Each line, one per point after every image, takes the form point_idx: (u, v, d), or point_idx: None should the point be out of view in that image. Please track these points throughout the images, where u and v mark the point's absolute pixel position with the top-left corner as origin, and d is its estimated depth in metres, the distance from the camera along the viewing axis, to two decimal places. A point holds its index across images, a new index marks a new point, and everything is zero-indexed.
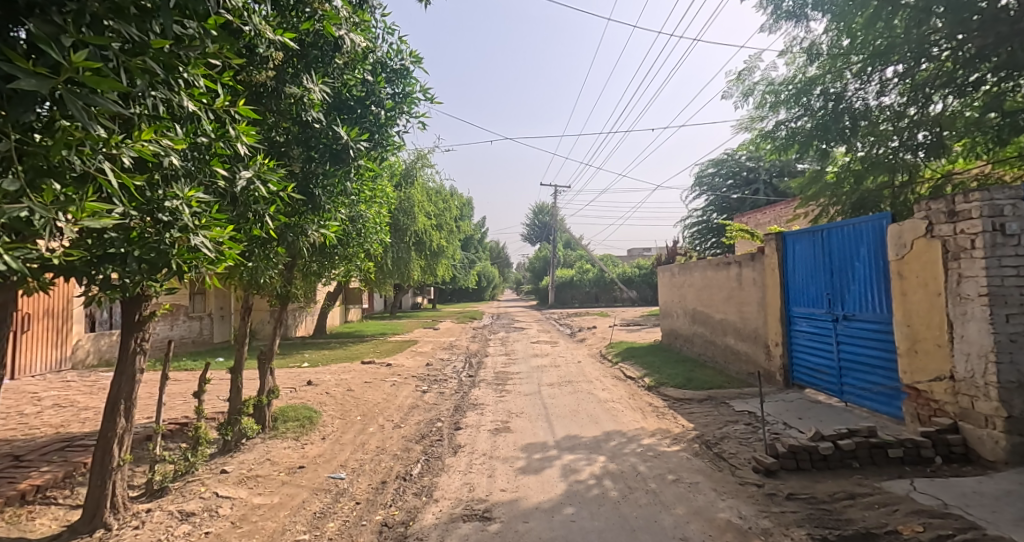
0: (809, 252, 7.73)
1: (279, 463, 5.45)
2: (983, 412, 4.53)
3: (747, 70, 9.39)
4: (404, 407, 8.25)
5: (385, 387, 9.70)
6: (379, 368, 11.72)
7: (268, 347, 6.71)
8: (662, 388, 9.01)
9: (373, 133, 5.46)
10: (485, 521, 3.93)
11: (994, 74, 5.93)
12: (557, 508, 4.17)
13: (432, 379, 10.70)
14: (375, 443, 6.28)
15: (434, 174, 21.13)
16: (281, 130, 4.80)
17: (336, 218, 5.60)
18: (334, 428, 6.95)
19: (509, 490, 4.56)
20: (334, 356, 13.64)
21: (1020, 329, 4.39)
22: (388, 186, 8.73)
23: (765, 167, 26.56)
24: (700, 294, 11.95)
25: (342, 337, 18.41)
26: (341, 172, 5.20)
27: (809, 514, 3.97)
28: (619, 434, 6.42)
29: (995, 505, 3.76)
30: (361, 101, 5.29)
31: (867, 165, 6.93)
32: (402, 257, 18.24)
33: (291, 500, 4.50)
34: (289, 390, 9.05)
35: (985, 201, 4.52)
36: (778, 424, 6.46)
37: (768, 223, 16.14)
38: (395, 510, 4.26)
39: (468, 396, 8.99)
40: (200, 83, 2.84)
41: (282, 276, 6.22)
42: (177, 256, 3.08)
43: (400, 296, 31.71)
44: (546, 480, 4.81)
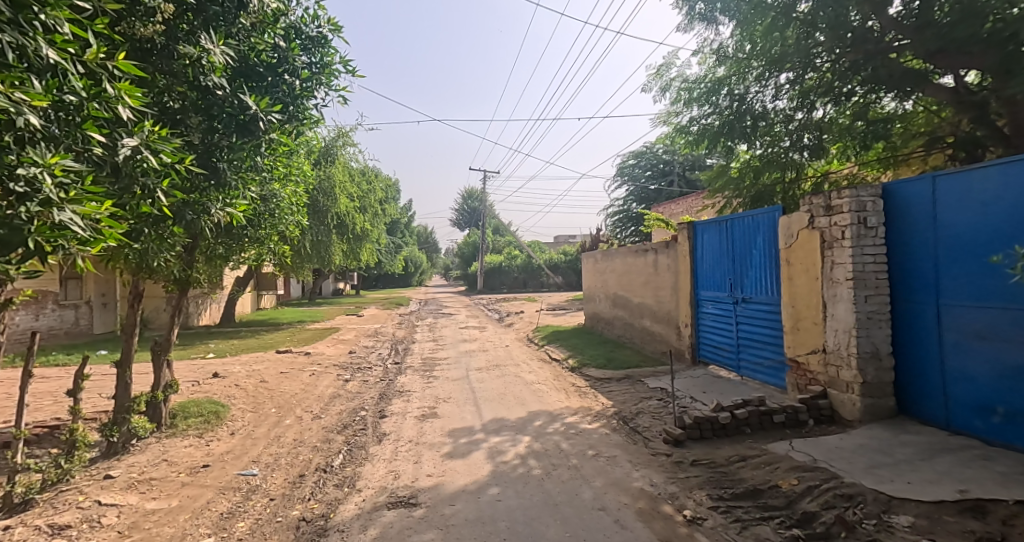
0: (714, 240, 8.48)
1: (178, 463, 5.23)
2: (846, 380, 5.28)
3: (665, 65, 10.03)
4: (324, 397, 8.16)
5: (303, 377, 9.50)
6: (297, 358, 11.41)
7: (164, 338, 6.33)
8: (584, 369, 9.58)
9: (287, 105, 5.29)
10: (410, 507, 4.10)
11: (862, 87, 6.79)
12: (482, 489, 4.43)
13: (355, 367, 10.61)
14: (292, 436, 6.21)
15: (356, 154, 20.49)
16: (175, 95, 4.50)
17: (245, 195, 5.39)
18: (244, 422, 6.76)
19: (435, 475, 4.76)
20: (244, 346, 13.07)
21: (875, 307, 5.15)
22: (305, 165, 8.42)
23: (679, 160, 28.26)
24: (620, 278, 12.66)
25: (251, 326, 17.57)
26: (249, 146, 4.97)
27: (708, 478, 4.52)
28: (543, 414, 6.81)
29: (852, 457, 4.47)
30: (272, 68, 5.14)
31: (764, 162, 7.79)
32: (323, 241, 17.65)
33: (194, 501, 4.39)
34: (192, 383, 8.61)
35: (853, 197, 5.22)
36: (685, 398, 7.15)
37: (680, 213, 17.32)
38: (314, 504, 4.32)
39: (393, 384, 9.04)
40: (66, 32, 2.74)
41: (181, 260, 5.85)
42: (36, 232, 2.67)
43: (318, 282, 30.57)
44: (473, 463, 5.07)
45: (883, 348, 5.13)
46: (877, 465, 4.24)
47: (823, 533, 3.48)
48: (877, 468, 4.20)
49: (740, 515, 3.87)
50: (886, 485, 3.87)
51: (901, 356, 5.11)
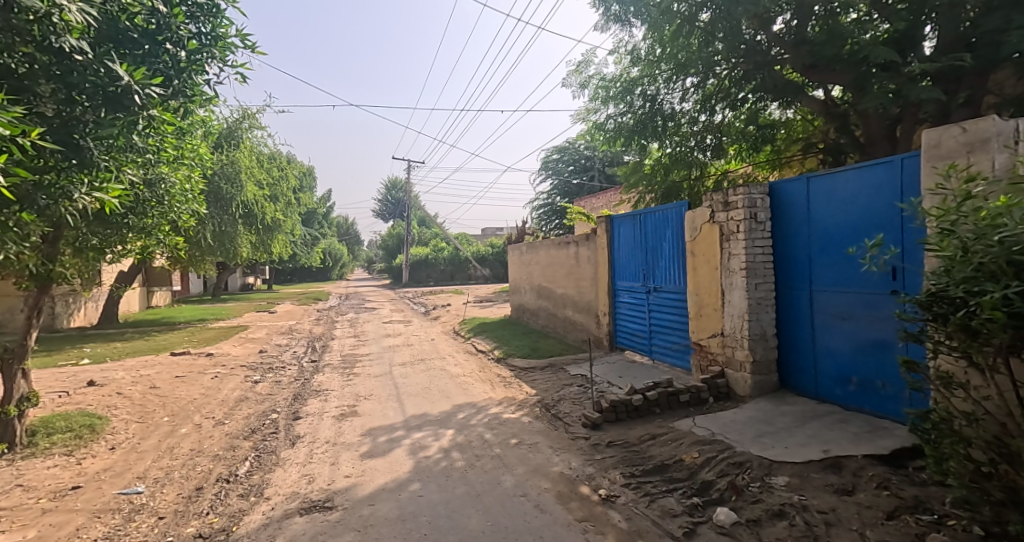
0: (630, 233, 8.96)
1: (40, 487, 4.73)
2: (740, 359, 5.84)
3: (584, 62, 10.40)
4: (229, 401, 7.76)
5: (204, 381, 8.96)
6: (197, 360, 10.69)
7: (19, 345, 5.70)
8: (509, 359, 9.84)
9: (169, 78, 4.77)
10: (324, 511, 4.04)
11: (752, 95, 7.44)
12: (402, 486, 4.46)
13: (267, 367, 10.16)
14: (188, 446, 5.88)
15: (265, 139, 19.38)
16: (17, 56, 3.74)
17: (121, 178, 4.79)
18: (127, 434, 6.26)
19: (353, 476, 4.72)
20: (131, 350, 11.98)
21: (764, 294, 5.76)
22: (202, 147, 7.80)
23: (599, 157, 29.38)
24: (544, 270, 13.04)
25: (140, 326, 16.11)
26: (123, 122, 4.33)
27: (621, 458, 4.87)
28: (467, 407, 6.94)
29: (743, 428, 4.99)
30: (150, 35, 4.57)
31: (673, 160, 8.41)
32: (227, 232, 16.48)
33: (60, 529, 3.97)
34: (59, 395, 7.78)
35: (746, 195, 5.77)
36: (603, 383, 7.58)
37: (600, 208, 18.08)
38: (213, 517, 4.12)
39: (310, 383, 8.77)
40: None
41: (41, 252, 5.36)
42: None
43: (222, 278, 28.57)
44: (394, 460, 5.09)
45: (769, 331, 5.75)
46: (763, 434, 4.78)
47: (717, 499, 3.87)
48: (763, 436, 4.73)
49: (649, 489, 4.22)
50: (769, 451, 4.37)
51: (783, 336, 5.74)
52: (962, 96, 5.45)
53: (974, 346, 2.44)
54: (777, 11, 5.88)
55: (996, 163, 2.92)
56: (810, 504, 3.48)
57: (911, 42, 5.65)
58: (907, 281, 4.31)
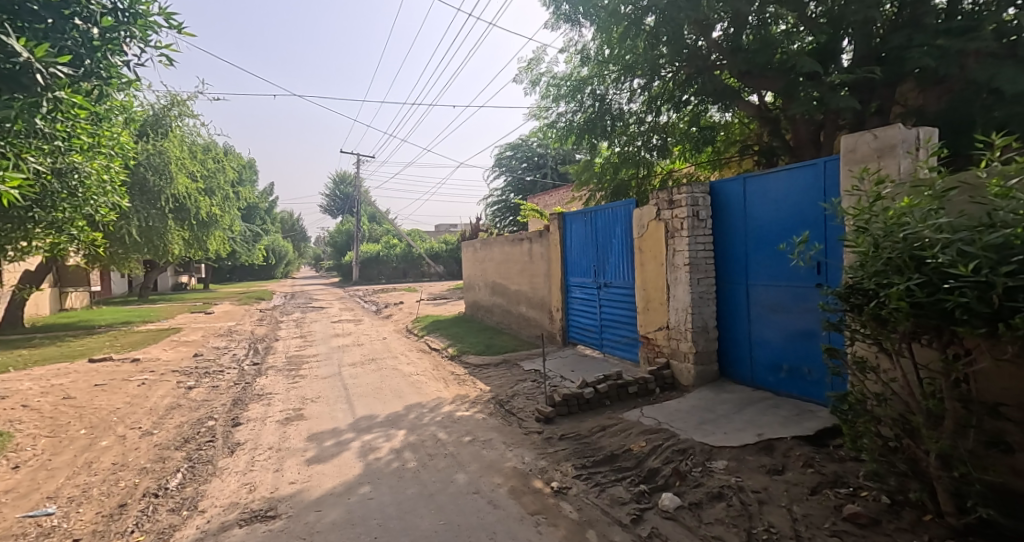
0: (581, 230, 9.17)
1: None
2: (684, 351, 6.11)
3: (535, 60, 10.52)
4: (158, 410, 7.37)
5: (128, 389, 8.44)
6: (120, 367, 10.05)
7: None
8: (463, 357, 9.86)
9: (78, 56, 4.48)
10: (267, 521, 3.95)
11: (694, 98, 7.78)
12: (351, 489, 4.43)
13: (203, 372, 9.71)
14: (109, 460, 5.52)
15: (197, 128, 18.42)
16: None
17: (23, 166, 4.58)
18: (36, 451, 5.83)
19: (299, 482, 4.64)
20: (41, 357, 11.06)
21: (706, 288, 6.05)
22: (120, 133, 7.36)
23: (552, 154, 29.90)
24: (498, 267, 13.12)
25: (54, 332, 14.95)
26: (25, 105, 4.04)
27: (573, 450, 5.01)
28: (419, 406, 6.93)
29: (687, 416, 5.25)
30: (54, 7, 4.23)
31: (621, 159, 8.68)
32: (155, 227, 15.52)
33: None
34: None
35: (688, 193, 6.03)
36: (556, 377, 7.75)
37: (553, 205, 18.32)
38: (141, 535, 3.92)
39: (251, 387, 8.48)
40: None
41: None
42: None
43: (150, 277, 26.90)
44: (342, 464, 5.03)
45: (710, 323, 6.05)
46: (705, 421, 5.04)
47: (662, 485, 4.06)
48: (705, 423, 4.99)
49: (599, 479, 4.38)
50: (710, 437, 4.62)
51: (723, 328, 6.05)
52: (874, 105, 5.93)
53: (886, 334, 2.68)
54: (716, 18, 6.19)
55: (901, 168, 3.21)
56: (745, 484, 3.72)
57: (831, 55, 6.02)
58: (830, 274, 4.64)
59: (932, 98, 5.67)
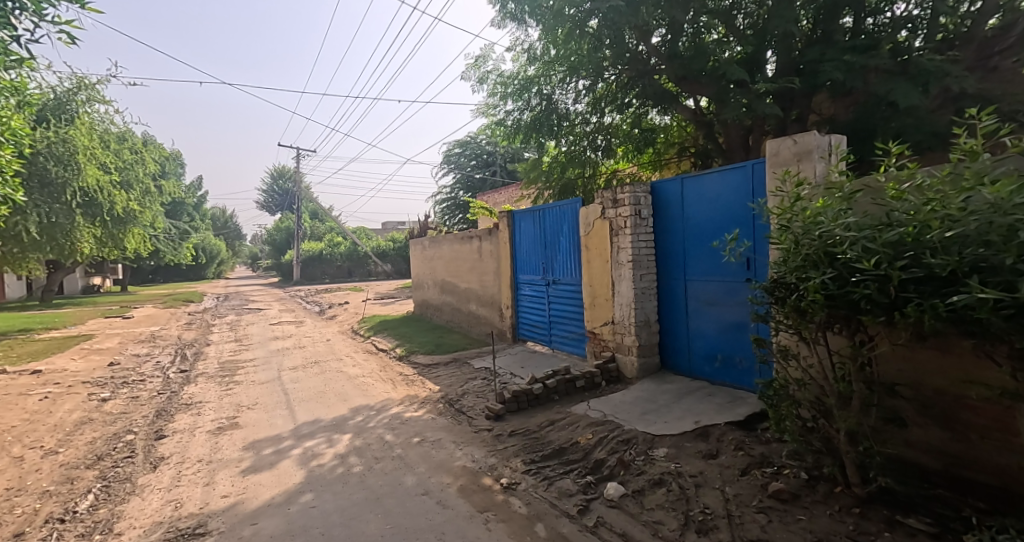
0: (529, 228, 9.29)
1: None
2: (628, 345, 6.34)
3: (483, 57, 10.56)
4: (68, 425, 6.82)
5: (28, 405, 7.72)
6: (19, 380, 9.19)
7: None
8: (412, 357, 9.78)
9: None
10: (197, 538, 3.78)
11: (636, 100, 8.04)
12: (292, 499, 4.31)
13: (122, 382, 9.08)
14: (4, 485, 4.99)
15: (106, 115, 17.08)
16: None
17: None
18: None
19: (232, 495, 4.45)
20: None
21: (647, 283, 6.30)
22: (15, 119, 6.75)
23: (500, 153, 29.69)
24: (447, 265, 13.08)
25: None
26: None
27: (523, 446, 5.11)
28: (366, 409, 6.82)
29: (631, 407, 5.46)
30: None
31: (568, 159, 8.96)
32: (60, 223, 14.40)
33: None
34: None
35: (631, 193, 6.25)
36: (506, 374, 7.84)
37: (503, 203, 18.39)
38: None
39: (179, 397, 8.02)
40: None
41: None
42: None
43: (54, 278, 24.72)
44: (282, 472, 4.87)
45: (652, 317, 6.31)
46: (648, 411, 5.26)
47: (607, 475, 4.23)
48: (648, 413, 5.21)
49: (547, 473, 4.49)
50: (652, 426, 4.83)
51: (664, 322, 6.31)
52: (794, 113, 6.38)
53: (804, 324, 2.91)
54: (655, 25, 6.45)
55: (817, 171, 3.51)
56: (684, 470, 3.93)
57: (756, 65, 6.47)
58: (758, 270, 4.97)
59: (841, 109, 6.15)
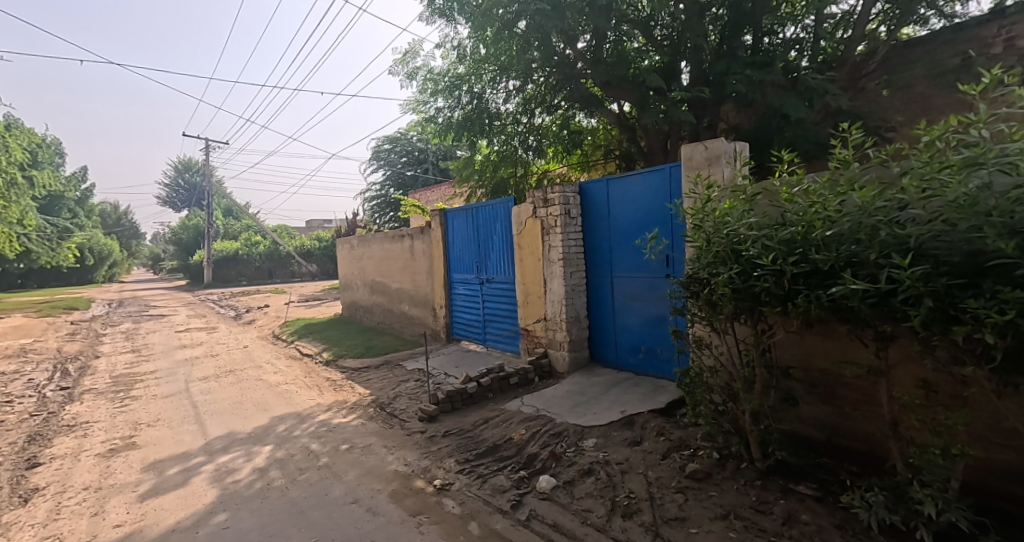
0: (462, 227, 9.30)
1: None
2: (559, 340, 6.54)
3: (411, 53, 10.42)
4: None
5: None
6: None
7: None
8: (340, 361, 9.50)
9: None
10: None
11: (564, 102, 8.28)
12: (204, 519, 4.03)
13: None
14: None
15: None
16: None
17: None
18: None
19: (128, 524, 4.03)
20: None
21: (577, 281, 6.53)
22: None
23: (432, 149, 29.31)
24: (377, 265, 12.80)
25: None
26: None
27: (457, 445, 5.14)
28: (289, 418, 6.55)
29: (562, 401, 5.64)
30: None
31: (501, 158, 9.05)
32: None
33: None
34: None
35: (561, 193, 6.44)
36: (439, 375, 7.82)
37: (435, 201, 18.22)
38: None
39: (60, 418, 7.17)
40: None
41: None
42: None
43: None
44: (191, 492, 4.51)
45: (582, 313, 6.54)
46: (578, 404, 5.46)
47: (540, 468, 4.35)
48: (578, 406, 5.41)
49: (482, 471, 4.56)
50: (582, 418, 5.03)
51: (593, 318, 6.55)
52: (706, 120, 6.85)
53: (714, 316, 3.18)
54: (580, 30, 6.66)
55: (725, 175, 3.81)
56: (611, 458, 4.13)
57: (672, 74, 6.83)
58: (676, 266, 5.28)
59: (745, 118, 6.68)
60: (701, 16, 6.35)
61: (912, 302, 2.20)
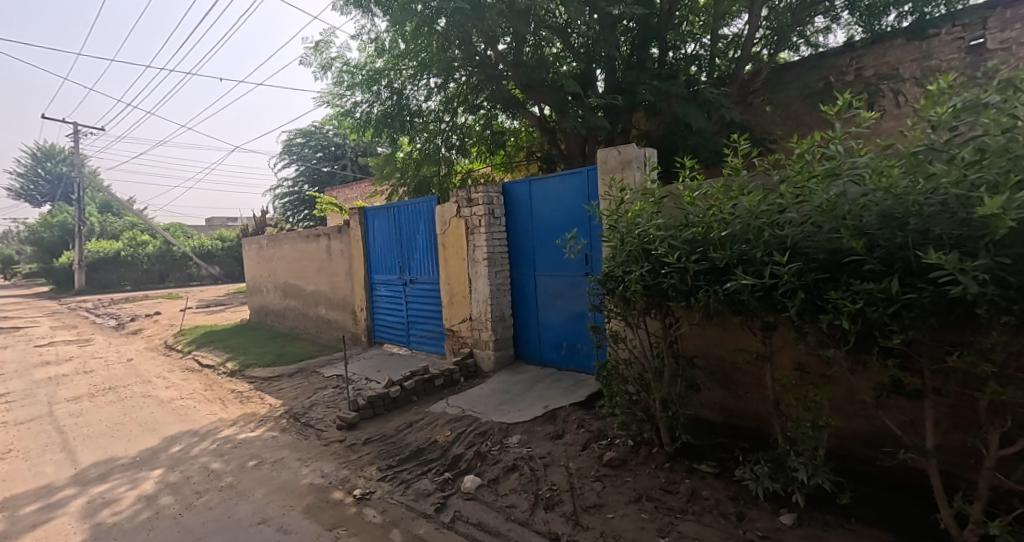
0: (384, 226, 9.09)
1: None
2: (485, 340, 6.60)
3: (324, 43, 10.03)
4: None
5: None
6: None
7: None
8: (247, 371, 8.94)
9: None
10: None
11: (487, 103, 8.36)
12: None
13: None
14: None
15: None
16: None
17: None
18: None
19: None
20: None
21: (502, 280, 6.63)
22: None
23: (350, 145, 28.39)
24: (290, 267, 12.20)
25: None
26: None
27: (379, 452, 5.05)
28: (186, 436, 6.09)
29: (488, 400, 5.70)
30: None
31: (423, 156, 8.94)
32: None
33: None
34: None
35: (484, 193, 6.51)
36: (360, 380, 7.61)
37: (354, 199, 17.66)
38: None
39: None
40: None
41: None
42: None
43: None
44: (53, 534, 3.99)
45: (506, 312, 6.65)
46: (503, 402, 5.55)
47: (464, 469, 4.38)
48: (503, 404, 5.50)
49: (405, 476, 4.51)
50: (507, 416, 5.11)
51: (517, 316, 6.68)
52: (620, 126, 7.22)
53: (628, 311, 3.38)
54: (500, 33, 6.76)
55: (637, 179, 4.05)
56: (534, 453, 4.24)
57: (588, 81, 7.12)
58: (593, 265, 5.55)
59: (654, 126, 7.13)
60: (613, 27, 6.70)
61: (788, 294, 2.49)
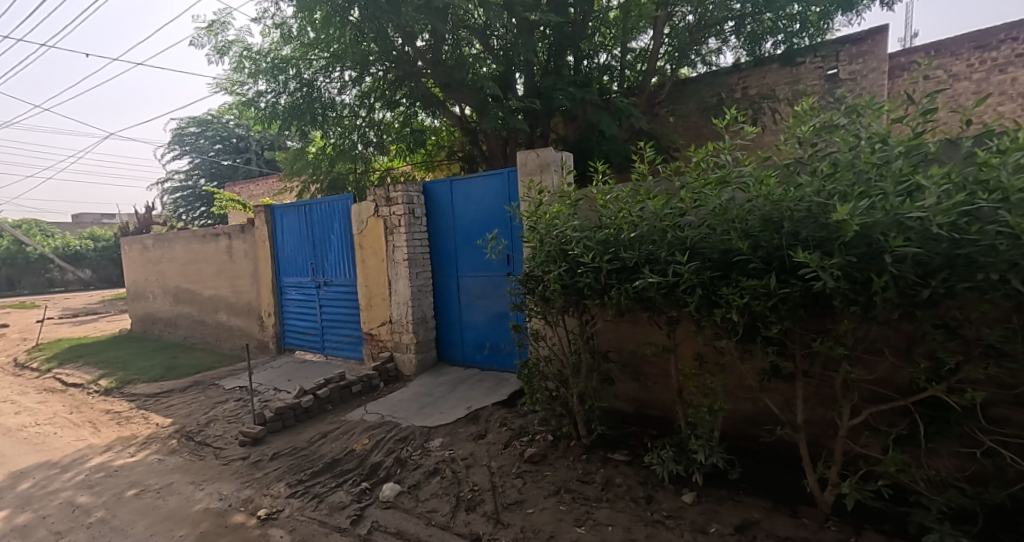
0: (295, 225, 8.65)
1: None
2: (406, 342, 6.49)
3: (218, 24, 9.40)
4: None
5: None
6: None
7: None
8: (128, 388, 8.12)
9: None
10: None
11: (405, 99, 8.22)
12: None
13: None
14: None
15: None
16: None
17: None
18: None
19: None
20: None
21: (423, 281, 6.55)
22: None
23: (254, 137, 26.71)
24: (184, 270, 11.25)
25: None
26: None
27: (289, 467, 4.82)
28: (38, 471, 5.42)
29: (410, 404, 5.62)
30: None
31: (337, 152, 8.54)
32: None
33: None
34: None
35: (404, 192, 6.41)
36: (269, 391, 7.21)
37: (257, 195, 16.64)
38: None
39: None
40: None
41: None
42: None
43: None
44: None
45: (428, 313, 6.58)
46: (425, 405, 5.49)
47: (384, 476, 4.29)
48: (425, 407, 5.44)
49: (318, 490, 4.35)
50: (428, 419, 5.07)
51: (440, 318, 6.64)
52: (539, 130, 7.42)
53: (548, 310, 3.48)
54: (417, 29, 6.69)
55: (554, 182, 4.19)
56: (456, 455, 4.24)
57: (507, 86, 7.24)
58: (515, 265, 5.64)
59: (570, 131, 7.40)
60: (530, 33, 6.90)
61: (688, 291, 2.70)
